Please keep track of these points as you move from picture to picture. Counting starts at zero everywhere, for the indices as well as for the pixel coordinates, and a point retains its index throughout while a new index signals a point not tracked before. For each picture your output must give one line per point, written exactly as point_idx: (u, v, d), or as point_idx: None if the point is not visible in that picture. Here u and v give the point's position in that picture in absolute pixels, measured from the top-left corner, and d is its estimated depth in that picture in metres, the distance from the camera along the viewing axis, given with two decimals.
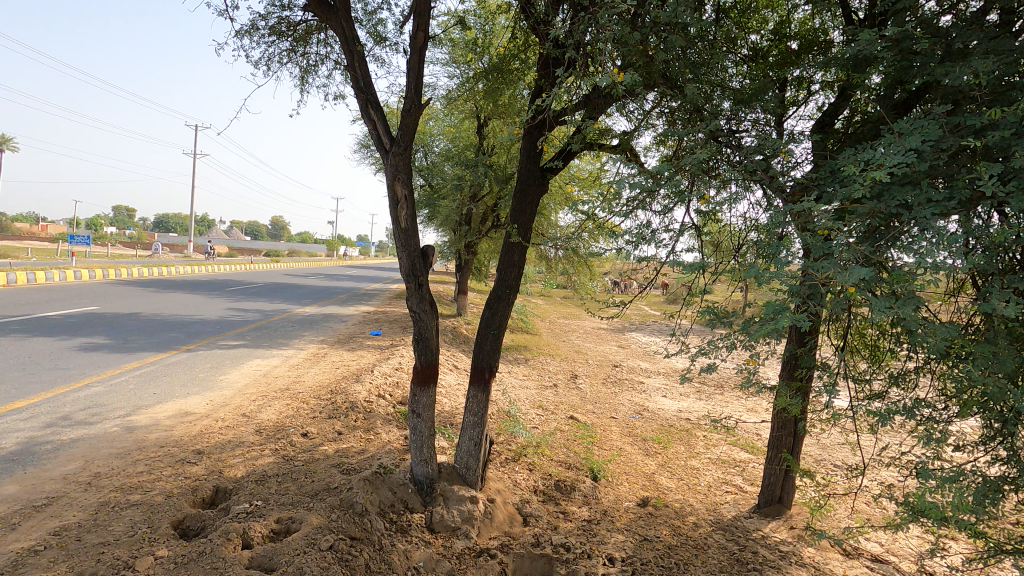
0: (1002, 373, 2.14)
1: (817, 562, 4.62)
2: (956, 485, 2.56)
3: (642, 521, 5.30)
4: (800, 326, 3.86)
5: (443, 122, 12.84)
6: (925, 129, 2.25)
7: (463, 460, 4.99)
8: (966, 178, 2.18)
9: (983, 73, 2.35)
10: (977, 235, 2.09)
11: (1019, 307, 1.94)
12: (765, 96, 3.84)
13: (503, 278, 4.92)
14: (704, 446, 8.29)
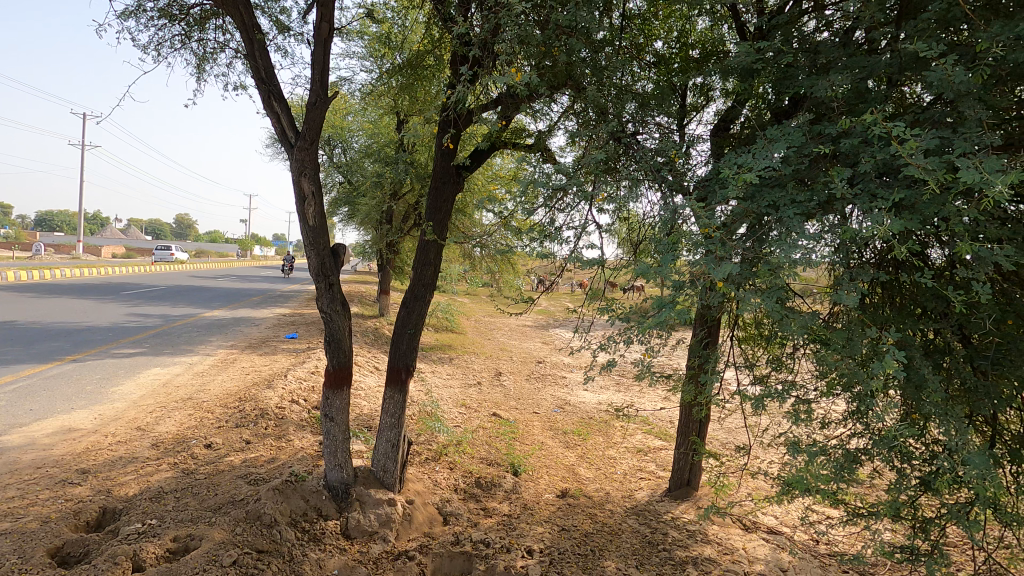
0: (852, 357, 2.40)
1: (720, 538, 4.95)
2: (824, 459, 2.84)
3: (561, 512, 5.44)
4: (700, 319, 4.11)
5: (362, 118, 12.47)
6: (790, 134, 2.50)
7: (380, 463, 4.89)
8: (823, 183, 2.41)
9: (841, 87, 2.61)
10: (833, 233, 2.32)
11: (861, 298, 2.19)
12: (664, 105, 4.06)
13: (419, 277, 4.88)
14: (620, 436, 8.63)
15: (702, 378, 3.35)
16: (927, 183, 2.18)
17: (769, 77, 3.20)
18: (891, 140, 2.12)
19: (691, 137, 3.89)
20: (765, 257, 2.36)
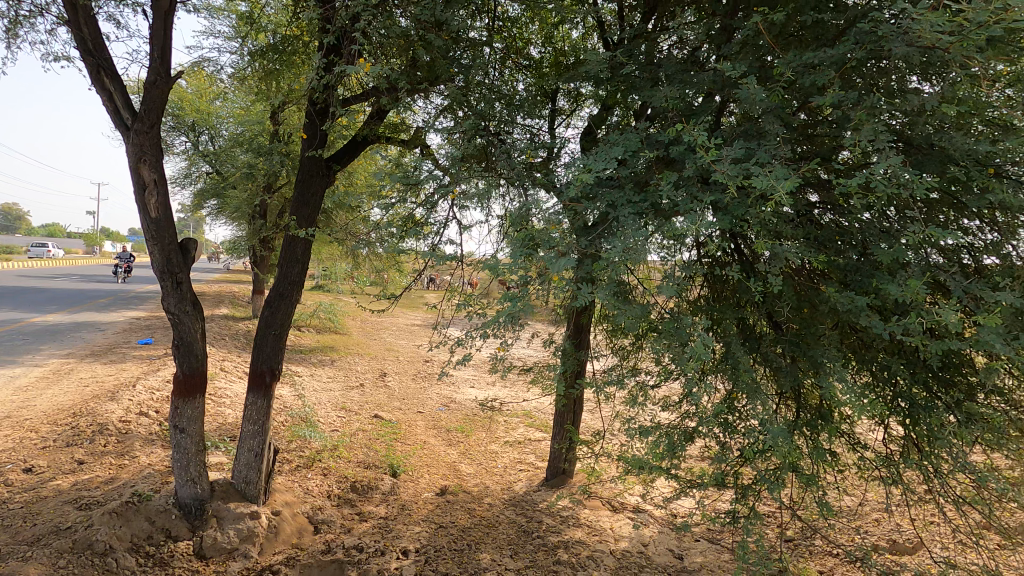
0: (679, 344, 2.66)
1: (591, 520, 5.22)
2: (663, 438, 3.13)
3: (439, 510, 5.43)
4: (578, 325, 4.51)
5: (231, 104, 11.50)
6: (628, 139, 2.76)
7: (241, 474, 4.52)
8: (656, 186, 2.65)
9: (672, 100, 2.88)
10: (660, 231, 2.58)
11: (676, 290, 2.47)
12: (534, 106, 4.19)
13: (285, 275, 4.60)
14: (503, 430, 8.79)
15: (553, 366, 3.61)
16: (738, 188, 2.49)
17: (618, 86, 3.44)
18: (706, 148, 2.38)
19: (560, 139, 4.05)
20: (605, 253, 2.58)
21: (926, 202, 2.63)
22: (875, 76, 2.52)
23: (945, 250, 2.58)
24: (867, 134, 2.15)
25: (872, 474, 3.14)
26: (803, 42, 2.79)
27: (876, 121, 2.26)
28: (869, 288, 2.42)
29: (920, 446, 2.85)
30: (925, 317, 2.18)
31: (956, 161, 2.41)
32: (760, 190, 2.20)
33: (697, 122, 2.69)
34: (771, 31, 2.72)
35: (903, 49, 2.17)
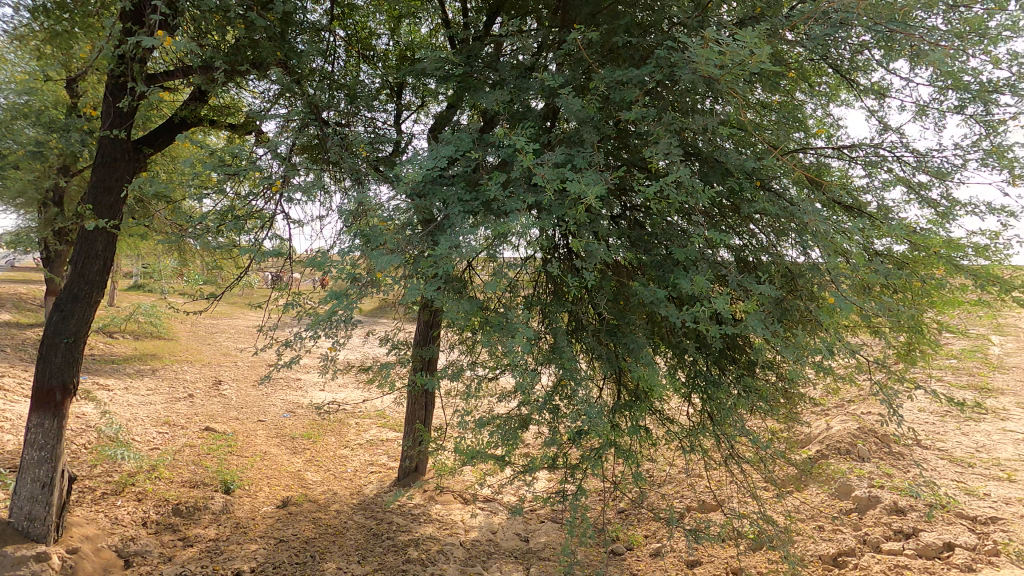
0: (504, 334, 2.88)
1: (442, 515, 5.21)
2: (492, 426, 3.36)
3: (280, 524, 5.08)
4: (425, 326, 4.61)
5: (9, 66, 9.49)
6: (461, 140, 2.98)
7: (22, 512, 3.82)
8: (483, 188, 2.86)
9: (499, 105, 3.05)
10: (484, 229, 2.80)
11: (495, 283, 2.71)
12: (378, 98, 4.05)
13: (80, 273, 3.91)
14: (354, 434, 8.42)
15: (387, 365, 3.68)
16: (558, 190, 2.76)
17: (455, 89, 3.47)
18: (528, 153, 2.66)
19: (406, 135, 3.98)
20: (431, 250, 2.73)
21: (715, 208, 3.07)
22: (673, 96, 2.91)
23: (732, 249, 3.01)
24: (664, 148, 2.54)
25: (677, 444, 3.62)
26: (617, 62, 3.15)
27: (671, 136, 2.62)
28: (668, 282, 2.79)
29: (713, 417, 3.35)
30: (708, 306, 2.58)
31: (733, 174, 2.86)
32: (572, 194, 2.53)
33: (524, 128, 2.95)
34: (588, 50, 3.05)
35: (689, 76, 2.55)
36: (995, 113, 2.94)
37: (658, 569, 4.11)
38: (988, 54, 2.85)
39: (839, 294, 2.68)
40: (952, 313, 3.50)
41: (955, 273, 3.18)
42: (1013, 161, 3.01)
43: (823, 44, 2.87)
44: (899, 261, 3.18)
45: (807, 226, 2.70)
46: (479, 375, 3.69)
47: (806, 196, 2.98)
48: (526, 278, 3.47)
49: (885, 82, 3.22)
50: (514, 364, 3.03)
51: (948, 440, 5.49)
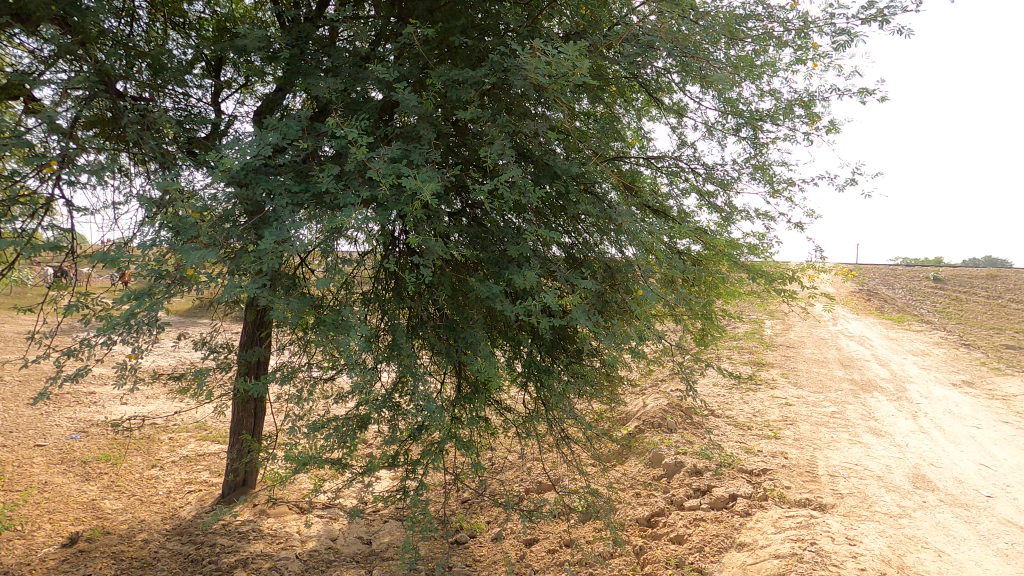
0: (338, 332, 2.78)
1: (276, 529, 4.76)
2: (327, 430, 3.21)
3: (66, 566, 4.28)
4: (252, 324, 4.18)
5: None
6: (288, 127, 2.80)
7: None
8: (314, 179, 2.71)
9: (332, 92, 2.91)
10: (315, 223, 2.67)
11: (327, 279, 2.60)
12: (192, 71, 3.61)
13: None
14: (167, 451, 7.03)
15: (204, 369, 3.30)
16: (393, 185, 2.73)
17: (282, 71, 3.21)
18: (362, 145, 2.59)
19: (226, 116, 3.58)
20: (255, 244, 2.53)
21: (546, 207, 3.28)
22: (507, 99, 3.04)
23: (561, 247, 3.25)
24: (498, 149, 2.66)
25: (515, 431, 3.81)
26: (453, 61, 3.21)
27: (504, 138, 2.74)
28: (502, 278, 2.92)
29: (545, 404, 3.58)
30: (538, 300, 2.75)
31: (560, 176, 3.09)
32: (408, 189, 2.53)
33: (358, 119, 2.86)
34: (425, 46, 3.06)
35: (520, 82, 2.71)
36: (761, 136, 3.57)
37: (499, 552, 4.29)
38: (755, 88, 3.46)
39: (648, 287, 3.05)
40: (734, 302, 4.19)
41: (735, 268, 3.80)
42: (774, 177, 3.69)
43: (634, 64, 3.23)
44: (695, 258, 3.71)
45: (622, 227, 3.03)
46: (313, 376, 3.50)
47: (621, 199, 3.33)
48: (363, 274, 3.37)
49: (683, 103, 3.72)
50: (350, 363, 2.94)
51: (733, 408, 6.55)
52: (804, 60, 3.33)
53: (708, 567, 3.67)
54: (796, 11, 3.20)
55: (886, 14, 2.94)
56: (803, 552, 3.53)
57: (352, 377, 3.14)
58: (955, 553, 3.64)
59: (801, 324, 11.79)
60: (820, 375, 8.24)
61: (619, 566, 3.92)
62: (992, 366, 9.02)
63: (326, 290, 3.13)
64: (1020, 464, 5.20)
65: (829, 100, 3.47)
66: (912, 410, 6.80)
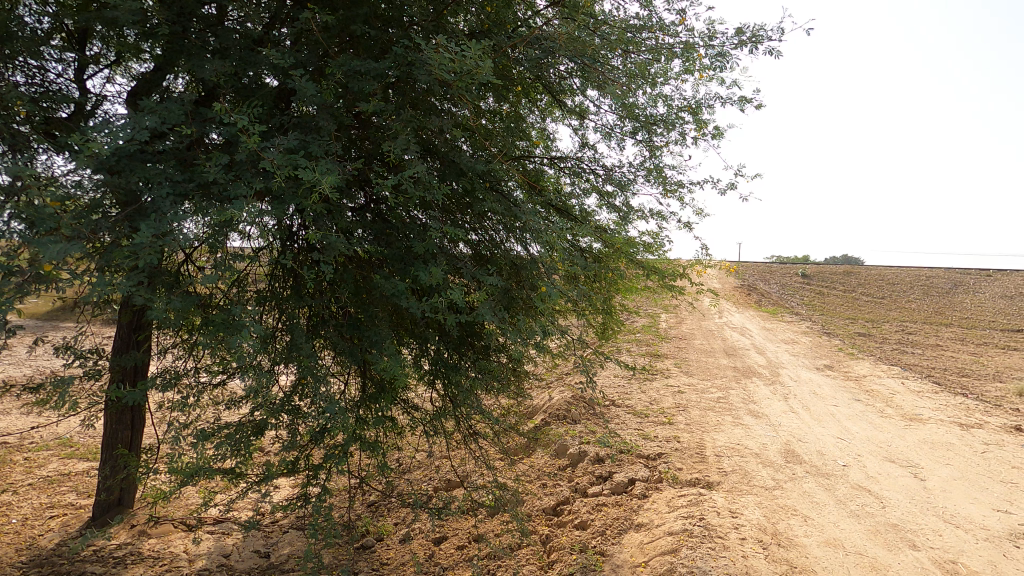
0: (229, 333, 2.60)
1: (159, 549, 4.29)
2: (217, 437, 3.01)
3: None
4: (126, 328, 3.79)
5: None
6: (169, 111, 2.56)
7: None
8: (200, 169, 2.52)
9: (219, 75, 2.70)
10: (201, 217, 2.47)
11: (216, 277, 2.42)
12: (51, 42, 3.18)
13: None
14: (20, 472, 6.10)
15: (69, 377, 2.93)
16: (290, 178, 2.59)
17: (161, 49, 2.93)
18: (255, 134, 2.44)
19: (94, 96, 3.21)
20: (130, 239, 2.30)
21: (452, 204, 3.27)
22: (412, 95, 3.00)
23: (467, 243, 3.26)
24: (402, 144, 2.61)
25: (422, 429, 3.77)
26: (355, 51, 3.11)
27: (409, 133, 2.69)
28: (408, 274, 2.88)
29: (453, 401, 3.58)
30: (445, 297, 2.75)
31: (466, 174, 3.10)
32: (307, 182, 2.41)
33: (250, 105, 2.69)
34: (324, 33, 2.94)
35: (425, 77, 2.68)
36: (654, 141, 3.81)
37: (407, 553, 4.22)
38: (649, 95, 3.67)
39: (551, 283, 3.15)
40: (631, 297, 4.43)
41: (632, 265, 4.02)
42: (666, 179, 3.94)
43: (538, 65, 3.31)
44: (596, 255, 3.87)
45: (527, 225, 3.09)
46: (200, 381, 3.23)
47: (526, 197, 3.41)
48: (259, 271, 3.18)
49: (584, 106, 3.87)
50: (243, 367, 2.76)
51: (632, 397, 6.93)
52: (691, 71, 3.59)
53: (609, 549, 3.86)
54: (684, 26, 3.43)
55: (760, 35, 3.24)
56: (693, 527, 3.82)
57: (245, 380, 2.94)
58: (818, 517, 4.11)
59: (692, 317, 12.71)
60: (708, 364, 8.94)
61: (526, 556, 4.01)
62: (847, 351, 10.28)
63: (215, 288, 2.91)
64: (868, 436, 5.98)
65: (713, 109, 3.77)
66: (784, 392, 7.59)
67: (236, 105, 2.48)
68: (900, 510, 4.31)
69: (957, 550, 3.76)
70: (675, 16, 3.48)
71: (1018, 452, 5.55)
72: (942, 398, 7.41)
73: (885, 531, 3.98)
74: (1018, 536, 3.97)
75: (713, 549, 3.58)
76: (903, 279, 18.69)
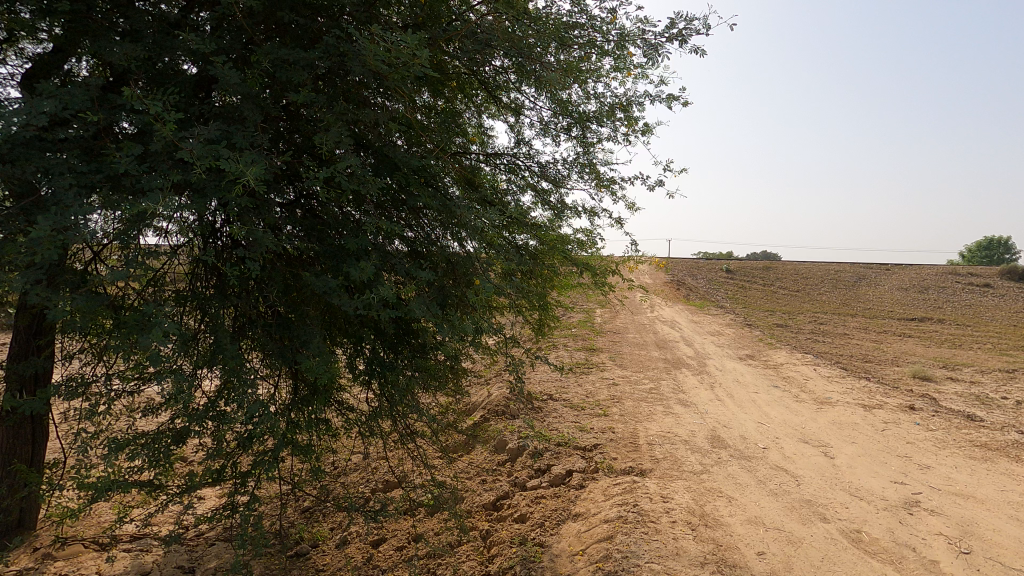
0: (142, 336, 2.43)
1: (69, 571, 3.95)
2: (128, 449, 2.83)
3: None
4: (23, 331, 3.45)
5: None
6: (72, 96, 2.36)
7: None
8: (110, 160, 2.34)
9: (129, 58, 2.51)
10: (110, 210, 2.30)
11: (125, 274, 2.25)
12: None
13: None
14: None
15: None
16: (211, 169, 2.46)
17: (61, 29, 2.69)
18: (172, 122, 2.29)
19: None
20: (26, 233, 2.10)
21: (387, 200, 3.20)
22: (344, 86, 2.91)
23: (403, 240, 3.22)
24: (333, 136, 2.54)
25: (358, 430, 3.69)
26: (283, 39, 2.99)
27: (340, 125, 2.62)
28: (341, 271, 2.80)
29: (390, 401, 3.53)
30: (379, 294, 2.69)
31: (401, 168, 3.05)
32: (230, 174, 2.30)
33: (165, 92, 2.52)
34: (249, 19, 2.80)
35: (358, 68, 2.61)
36: (588, 137, 3.90)
37: (345, 558, 4.13)
38: (582, 91, 3.75)
39: (489, 279, 3.15)
40: (567, 292, 4.52)
41: (567, 260, 4.10)
42: (599, 174, 4.04)
43: (473, 59, 3.31)
44: (532, 251, 3.92)
45: (463, 220, 3.09)
46: (113, 389, 3.01)
47: (462, 193, 3.40)
48: (178, 269, 3.00)
49: (519, 101, 3.90)
50: (160, 371, 2.59)
51: (569, 391, 7.08)
52: (622, 69, 3.69)
53: (548, 539, 3.93)
54: (614, 24, 3.52)
55: (686, 33, 3.37)
56: (627, 514, 3.97)
57: (164, 385, 2.77)
58: (740, 497, 4.38)
59: (625, 312, 13.12)
60: (641, 357, 9.28)
61: (466, 552, 4.03)
62: (766, 341, 10.97)
63: (127, 288, 2.70)
64: (785, 419, 6.42)
65: (643, 106, 3.89)
66: (710, 381, 8.00)
67: (148, 90, 2.32)
68: (813, 486, 4.66)
69: (861, 519, 4.11)
70: (606, 14, 3.56)
71: (911, 429, 6.14)
72: (848, 382, 8.08)
73: (800, 507, 4.29)
74: (912, 503, 4.39)
75: (646, 533, 3.73)
76: (814, 273, 20.14)
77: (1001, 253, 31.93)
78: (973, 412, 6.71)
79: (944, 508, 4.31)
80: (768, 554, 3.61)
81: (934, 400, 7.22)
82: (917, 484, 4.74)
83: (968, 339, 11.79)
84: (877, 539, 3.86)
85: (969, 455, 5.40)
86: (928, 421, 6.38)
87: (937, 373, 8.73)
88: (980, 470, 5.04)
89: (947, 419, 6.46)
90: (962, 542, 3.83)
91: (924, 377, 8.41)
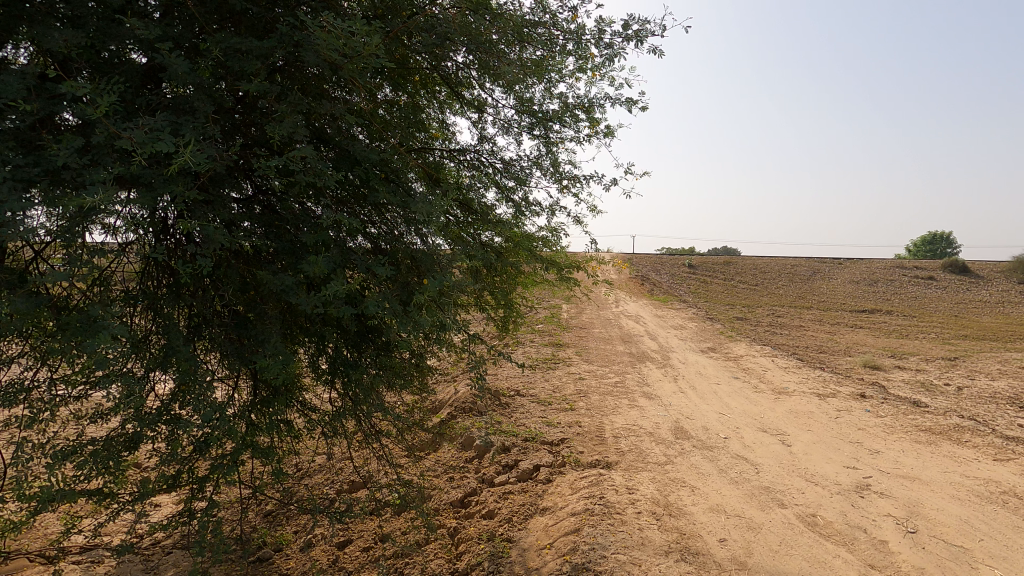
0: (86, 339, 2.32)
1: None
2: (74, 457, 2.70)
3: None
4: None
5: None
6: (6, 84, 2.22)
7: None
8: (49, 153, 2.21)
9: (71, 45, 2.38)
10: (49, 206, 2.18)
11: (67, 272, 2.14)
12: None
13: None
14: None
15: None
16: (161, 163, 2.36)
17: None
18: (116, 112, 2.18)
19: None
20: None
21: (347, 196, 3.14)
22: (300, 79, 2.84)
23: (364, 236, 3.15)
24: (289, 129, 2.47)
25: (321, 431, 3.61)
26: (237, 30, 2.90)
27: (296, 117, 2.54)
28: (299, 268, 2.72)
29: (353, 401, 3.46)
30: (338, 291, 2.63)
31: (361, 163, 2.99)
32: (179, 166, 2.20)
33: (110, 82, 2.40)
34: (200, 7, 2.70)
35: (314, 60, 2.55)
36: (551, 136, 3.90)
37: (309, 561, 4.05)
38: (545, 90, 3.75)
39: (453, 277, 3.12)
40: (532, 289, 4.51)
41: (531, 258, 4.10)
42: (562, 173, 4.05)
43: (434, 54, 3.28)
44: (496, 249, 3.90)
45: (426, 217, 3.05)
46: (58, 395, 2.87)
47: (426, 190, 3.35)
48: (128, 269, 2.88)
49: (482, 99, 3.86)
50: (109, 376, 2.50)
51: (536, 386, 7.13)
52: (584, 68, 3.70)
53: (516, 534, 3.95)
54: (576, 23, 3.54)
55: (644, 34, 3.41)
56: (594, 506, 4.02)
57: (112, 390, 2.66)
58: (703, 486, 4.49)
59: (590, 307, 13.28)
60: (606, 351, 9.39)
61: (434, 550, 4.01)
62: (727, 334, 11.29)
63: (72, 288, 2.58)
64: (744, 409, 6.62)
65: (604, 107, 3.92)
66: (674, 374, 8.17)
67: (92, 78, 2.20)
68: (770, 473, 4.81)
69: (816, 504, 4.27)
70: (567, 13, 3.57)
71: (863, 416, 6.41)
72: (804, 372, 8.38)
73: (759, 493, 4.42)
74: (863, 487, 4.58)
75: (612, 524, 3.79)
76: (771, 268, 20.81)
77: (943, 248, 33.62)
78: (919, 399, 7.06)
79: (892, 491, 4.52)
80: (729, 541, 3.71)
81: (883, 388, 7.55)
82: (868, 468, 4.95)
83: (914, 330, 12.39)
84: (831, 522, 4.01)
85: (915, 439, 5.68)
86: (878, 408, 6.68)
87: (886, 362, 9.14)
88: (925, 453, 5.30)
89: (895, 405, 6.78)
90: (909, 522, 4.02)
91: (874, 366, 8.80)
